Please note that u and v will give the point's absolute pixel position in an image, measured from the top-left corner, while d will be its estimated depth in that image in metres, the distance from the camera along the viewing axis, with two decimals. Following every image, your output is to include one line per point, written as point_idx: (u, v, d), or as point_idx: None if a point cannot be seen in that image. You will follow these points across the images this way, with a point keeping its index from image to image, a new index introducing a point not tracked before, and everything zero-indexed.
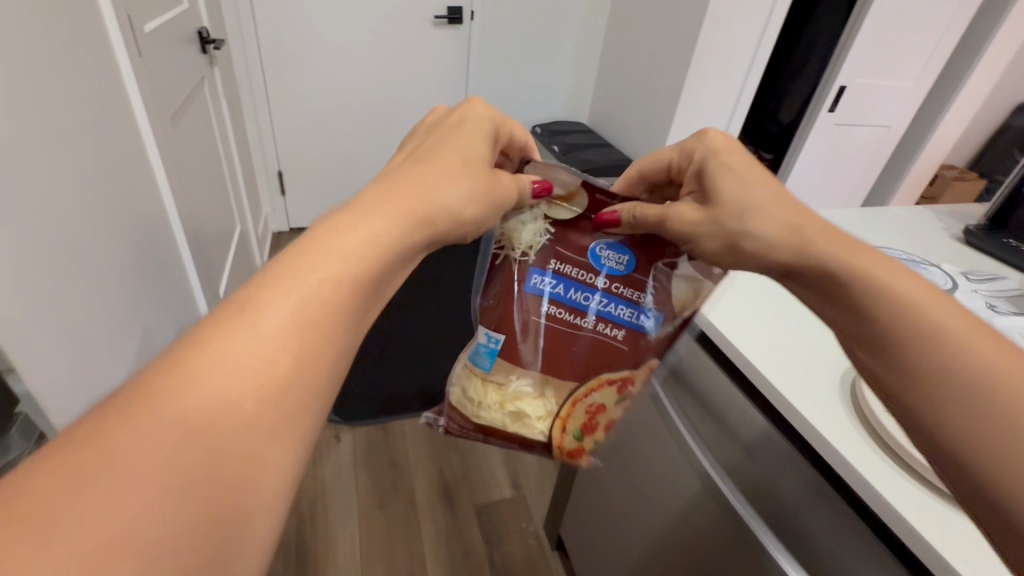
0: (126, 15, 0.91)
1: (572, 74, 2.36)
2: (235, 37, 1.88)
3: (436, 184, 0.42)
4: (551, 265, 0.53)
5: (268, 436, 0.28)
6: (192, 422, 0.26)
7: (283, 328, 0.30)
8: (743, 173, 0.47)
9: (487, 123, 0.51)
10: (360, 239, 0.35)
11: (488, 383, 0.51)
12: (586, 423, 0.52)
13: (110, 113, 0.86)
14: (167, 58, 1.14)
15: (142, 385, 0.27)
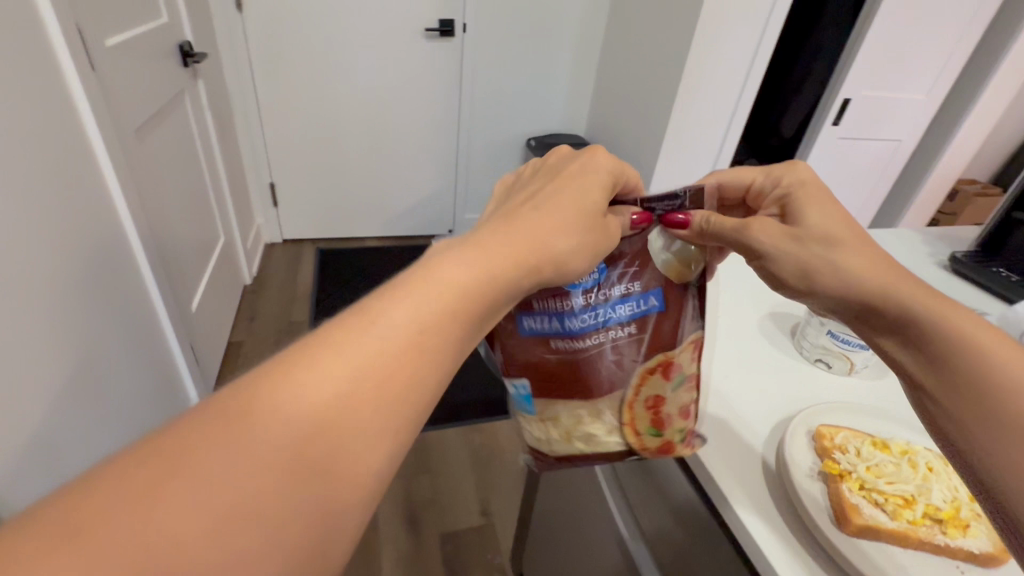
0: (75, 25, 0.89)
1: (568, 85, 2.33)
2: (227, 49, 1.89)
3: (549, 229, 0.39)
4: (540, 305, 0.45)
5: (371, 451, 0.28)
6: (305, 431, 0.26)
7: (391, 355, 0.30)
8: (825, 204, 0.44)
9: (606, 172, 0.45)
10: (471, 272, 0.34)
11: (544, 423, 0.47)
12: (654, 418, 0.46)
13: (60, 127, 0.85)
14: (132, 72, 1.12)
15: (245, 399, 0.27)
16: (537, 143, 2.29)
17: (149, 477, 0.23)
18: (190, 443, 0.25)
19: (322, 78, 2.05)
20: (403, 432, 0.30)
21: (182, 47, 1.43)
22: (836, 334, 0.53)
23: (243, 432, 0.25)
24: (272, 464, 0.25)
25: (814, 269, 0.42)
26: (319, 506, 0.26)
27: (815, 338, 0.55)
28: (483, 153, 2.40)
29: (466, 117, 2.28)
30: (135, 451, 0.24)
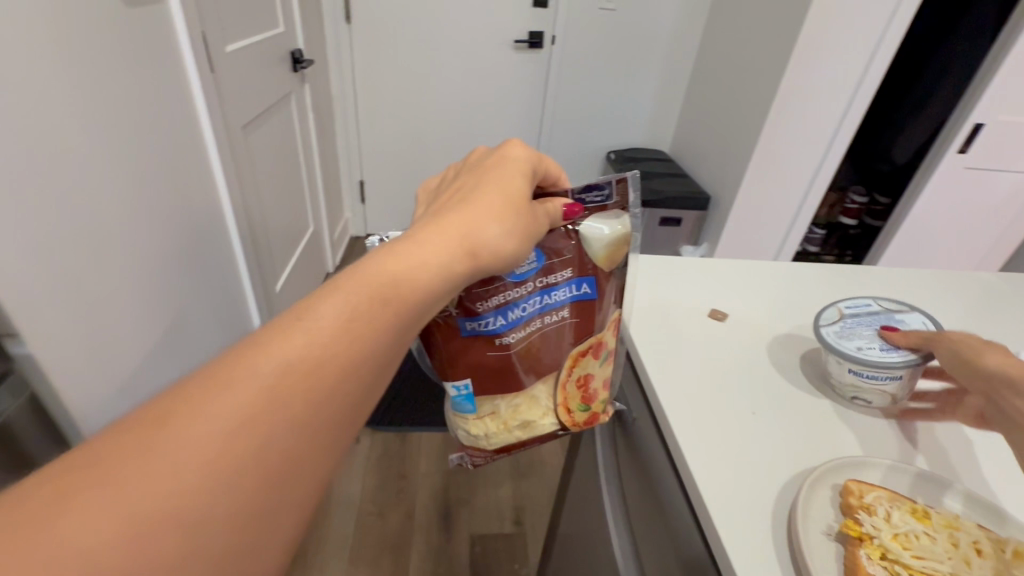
0: (202, 34, 1.03)
1: (654, 99, 2.27)
2: (335, 56, 2.07)
3: (489, 212, 0.38)
4: (480, 304, 0.45)
5: (293, 450, 0.29)
6: (221, 437, 0.27)
7: (317, 352, 0.30)
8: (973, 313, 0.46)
9: (528, 161, 0.44)
10: (409, 263, 0.34)
11: (482, 419, 0.48)
12: (584, 395, 0.51)
13: (175, 120, 0.97)
14: (247, 75, 1.27)
15: (162, 411, 0.27)
16: (616, 157, 2.25)
17: (64, 492, 0.24)
18: (107, 455, 0.25)
19: (414, 85, 2.17)
20: (333, 427, 0.31)
21: (293, 55, 1.59)
22: (859, 372, 0.50)
23: (158, 443, 0.26)
24: (184, 473, 0.25)
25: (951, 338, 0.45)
26: (241, 509, 0.27)
27: (838, 378, 0.53)
28: (562, 164, 2.40)
29: (546, 127, 2.30)
30: (46, 476, 0.25)
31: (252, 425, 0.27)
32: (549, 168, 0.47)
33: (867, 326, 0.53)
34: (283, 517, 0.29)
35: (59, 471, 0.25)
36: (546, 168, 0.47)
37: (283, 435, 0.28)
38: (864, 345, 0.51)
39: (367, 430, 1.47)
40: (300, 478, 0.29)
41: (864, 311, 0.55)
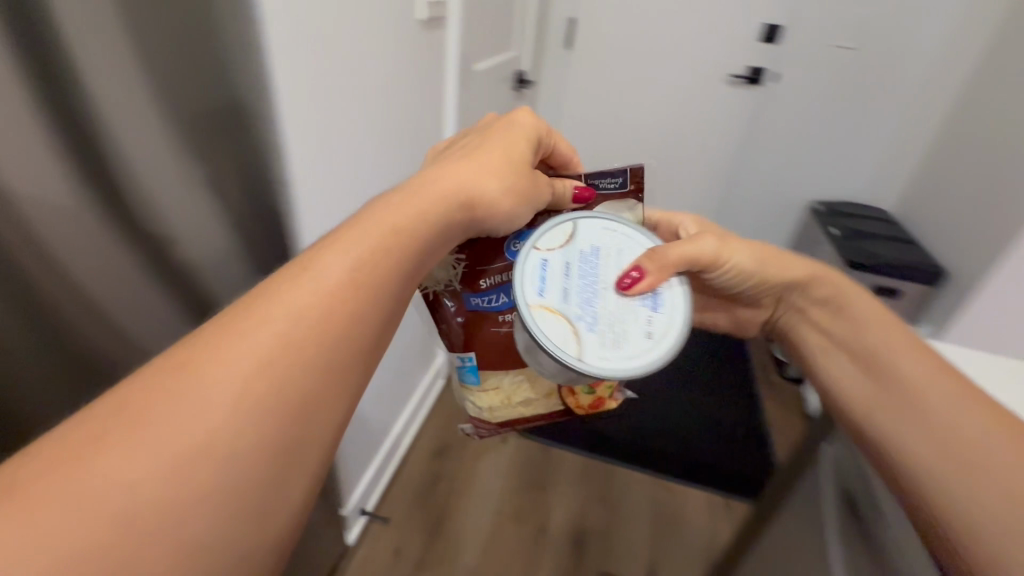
0: (464, 55, 1.17)
1: (885, 151, 1.98)
2: (549, 79, 2.18)
3: (473, 173, 0.49)
4: (483, 284, 0.60)
5: (314, 379, 0.33)
6: (246, 369, 0.31)
7: (325, 292, 0.36)
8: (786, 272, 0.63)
9: (528, 133, 0.57)
10: (401, 218, 0.42)
11: (488, 392, 0.63)
12: (589, 379, 0.61)
13: (430, 128, 1.12)
14: (485, 91, 1.41)
15: (188, 356, 0.31)
16: (823, 209, 2.02)
17: (108, 432, 0.27)
18: (138, 398, 0.29)
19: (615, 111, 2.20)
20: (347, 361, 0.36)
21: (516, 74, 1.70)
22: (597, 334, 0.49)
23: (190, 379, 0.30)
24: (218, 402, 0.30)
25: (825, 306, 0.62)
26: (271, 435, 0.31)
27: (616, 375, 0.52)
28: (755, 208, 2.22)
29: (745, 167, 2.15)
30: (88, 417, 0.28)
31: (276, 361, 0.32)
32: (554, 143, 0.61)
33: (595, 308, 0.50)
34: (314, 440, 0.33)
35: (101, 413, 0.28)
36: (552, 141, 0.61)
37: (304, 367, 0.33)
38: (636, 338, 0.50)
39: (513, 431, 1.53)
40: (323, 404, 0.34)
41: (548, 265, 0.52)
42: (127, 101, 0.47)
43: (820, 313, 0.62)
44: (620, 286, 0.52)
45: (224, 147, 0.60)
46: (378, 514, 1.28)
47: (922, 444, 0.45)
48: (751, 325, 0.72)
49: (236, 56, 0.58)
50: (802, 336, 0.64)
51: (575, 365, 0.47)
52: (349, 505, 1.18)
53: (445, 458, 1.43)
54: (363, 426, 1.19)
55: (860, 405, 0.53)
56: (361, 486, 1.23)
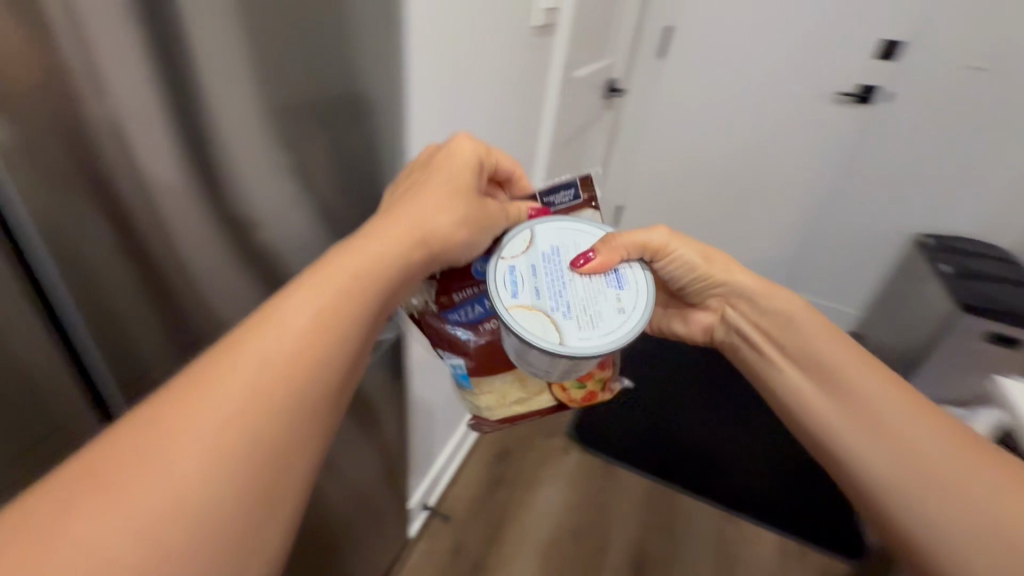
0: (567, 63, 1.16)
1: (1012, 183, 1.78)
2: (637, 88, 2.12)
3: (433, 209, 0.51)
4: (456, 298, 0.59)
5: (285, 420, 0.35)
6: (213, 421, 0.32)
7: (291, 338, 0.37)
8: (737, 275, 0.65)
9: (473, 157, 0.57)
10: (364, 261, 0.44)
11: (482, 394, 0.61)
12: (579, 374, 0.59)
13: (528, 134, 1.12)
14: (579, 99, 1.39)
15: (151, 417, 0.32)
16: (932, 243, 1.85)
17: (87, 503, 0.28)
18: (106, 463, 0.30)
19: (704, 124, 2.11)
20: (316, 400, 0.37)
21: (608, 82, 1.66)
22: (569, 316, 0.51)
23: (158, 437, 0.31)
24: (189, 455, 0.31)
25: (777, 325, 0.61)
26: (243, 479, 0.32)
27: (596, 361, 0.54)
28: (849, 236, 2.07)
29: (843, 191, 2.01)
30: (55, 485, 0.29)
31: (247, 413, 0.34)
32: (497, 161, 0.62)
33: (565, 296, 0.53)
34: (290, 479, 0.35)
35: (68, 479, 0.29)
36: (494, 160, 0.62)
37: (272, 412, 0.34)
38: (607, 317, 0.52)
39: (576, 445, 1.51)
40: (294, 442, 0.36)
41: (517, 270, 0.54)
42: (229, 87, 0.45)
43: (764, 323, 0.63)
44: (576, 268, 0.55)
45: (346, 139, 0.62)
46: (439, 511, 1.29)
47: (893, 471, 0.48)
48: (696, 329, 0.71)
49: (372, 56, 0.60)
50: (748, 346, 0.64)
51: (558, 350, 0.48)
52: (414, 499, 1.20)
53: (507, 463, 1.43)
54: (432, 423, 1.21)
55: (824, 424, 0.54)
56: (426, 481, 1.25)
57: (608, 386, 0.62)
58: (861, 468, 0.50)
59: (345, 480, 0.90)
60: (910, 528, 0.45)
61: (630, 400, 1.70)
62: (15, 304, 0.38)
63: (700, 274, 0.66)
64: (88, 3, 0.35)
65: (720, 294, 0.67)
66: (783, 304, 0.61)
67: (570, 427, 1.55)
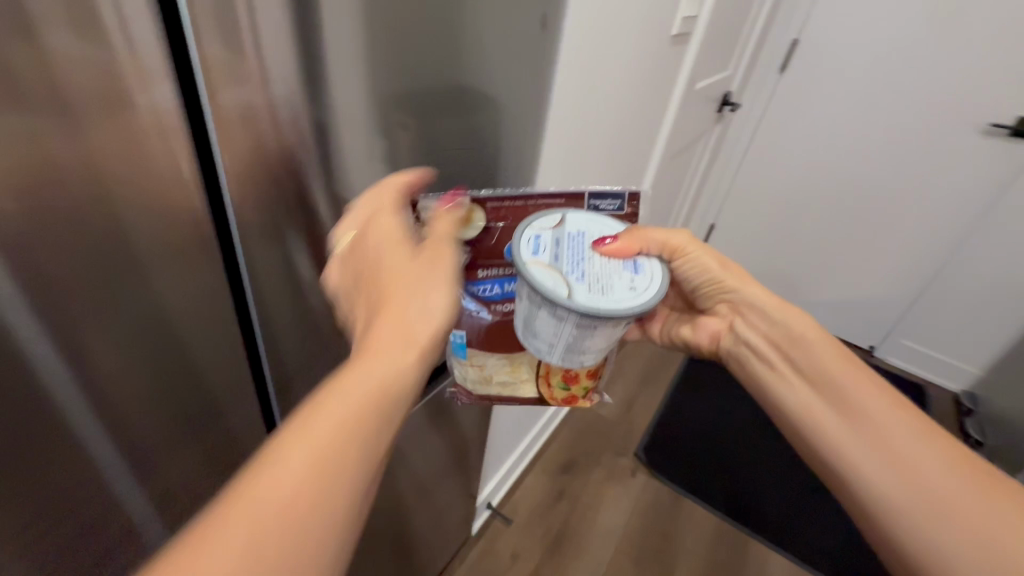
0: (691, 75, 1.11)
1: None
2: (751, 102, 2.00)
3: (399, 284, 0.41)
4: (480, 274, 0.54)
5: (340, 516, 0.32)
6: (270, 521, 0.29)
7: (343, 428, 0.33)
8: (750, 287, 0.60)
9: (390, 215, 0.46)
10: (407, 340, 0.38)
11: (471, 366, 0.59)
12: (567, 377, 0.58)
13: (642, 147, 1.08)
14: (694, 112, 1.33)
15: (209, 516, 0.29)
16: None
17: None
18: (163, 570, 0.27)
19: (821, 147, 1.96)
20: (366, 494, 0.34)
21: (723, 95, 1.59)
22: (585, 286, 0.45)
23: (213, 542, 0.28)
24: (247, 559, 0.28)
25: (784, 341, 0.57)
26: None
27: (605, 338, 0.47)
28: (979, 286, 1.84)
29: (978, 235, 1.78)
30: None
31: (322, 482, 0.31)
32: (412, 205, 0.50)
33: (584, 260, 0.46)
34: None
35: None
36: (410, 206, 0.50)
37: (325, 508, 0.31)
38: (619, 287, 0.46)
39: (644, 468, 1.46)
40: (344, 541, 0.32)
41: (543, 238, 0.47)
42: (373, 101, 0.46)
43: (772, 337, 0.58)
44: (598, 243, 0.48)
45: (483, 138, 0.63)
46: (501, 511, 1.30)
47: (895, 485, 0.46)
48: (702, 335, 0.64)
49: (519, 57, 0.60)
50: (759, 361, 0.59)
51: (563, 304, 0.43)
52: (480, 497, 1.21)
53: (572, 475, 1.41)
54: (508, 423, 1.21)
55: (827, 440, 0.51)
56: (493, 480, 1.26)
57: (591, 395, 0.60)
58: (866, 488, 0.48)
59: (422, 466, 0.93)
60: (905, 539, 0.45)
61: (706, 432, 1.62)
62: (208, 305, 0.42)
63: (713, 280, 0.61)
64: (280, 22, 0.36)
65: (730, 301, 0.61)
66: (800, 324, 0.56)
67: (640, 451, 1.50)
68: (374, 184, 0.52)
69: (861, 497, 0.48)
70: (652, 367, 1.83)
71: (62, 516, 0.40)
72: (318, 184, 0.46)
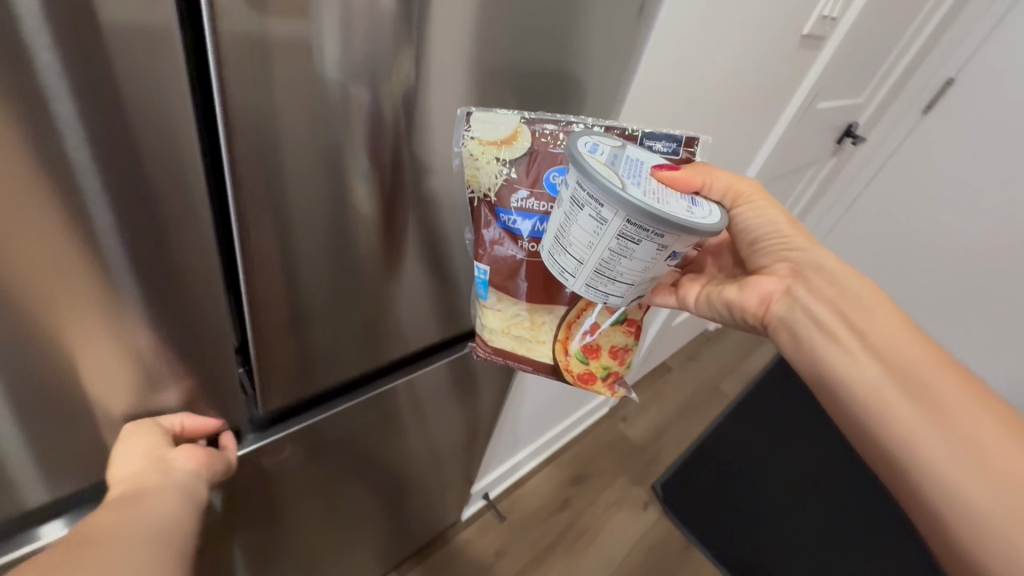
0: (819, 86, 0.99)
1: None
2: (877, 143, 1.81)
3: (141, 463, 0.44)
4: (515, 203, 0.48)
5: (171, 503, 0.40)
6: (129, 512, 0.37)
7: (142, 480, 0.41)
8: (817, 250, 0.50)
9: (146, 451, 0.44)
10: (146, 441, 0.44)
11: (491, 310, 0.53)
12: (587, 345, 0.52)
13: (743, 154, 0.98)
14: (812, 131, 1.19)
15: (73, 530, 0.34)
16: None
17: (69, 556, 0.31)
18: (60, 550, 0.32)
19: (948, 207, 1.72)
20: (185, 496, 0.42)
21: (849, 125, 1.42)
22: (638, 186, 0.37)
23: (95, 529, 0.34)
24: (134, 525, 0.36)
25: (855, 312, 0.47)
26: (170, 527, 0.38)
27: (643, 265, 0.39)
28: None
29: None
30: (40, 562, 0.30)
31: (144, 495, 0.39)
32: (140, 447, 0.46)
33: (641, 175, 0.39)
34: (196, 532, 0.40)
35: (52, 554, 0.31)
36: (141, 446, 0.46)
37: (155, 502, 0.39)
38: (678, 205, 0.37)
39: (658, 504, 1.36)
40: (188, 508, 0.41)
41: (597, 141, 0.40)
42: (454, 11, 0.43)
43: (837, 309, 0.48)
44: (658, 168, 0.41)
45: (566, 98, 0.58)
46: (497, 506, 1.24)
47: (970, 475, 0.39)
48: (749, 296, 0.53)
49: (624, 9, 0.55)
50: (819, 337, 0.48)
51: (613, 196, 0.35)
52: (480, 483, 1.17)
53: (580, 489, 1.33)
54: (529, 415, 1.15)
55: (886, 424, 0.44)
56: (497, 471, 1.20)
57: (609, 385, 0.54)
58: (931, 481, 0.41)
59: (426, 432, 0.89)
60: (1017, 555, 0.37)
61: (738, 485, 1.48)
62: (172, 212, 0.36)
63: (776, 232, 0.51)
64: None
65: (793, 259, 0.50)
66: (878, 295, 0.47)
67: (658, 484, 1.38)
68: (439, 113, 0.49)
69: (936, 496, 0.41)
70: (696, 401, 1.69)
71: (54, 421, 0.41)
72: (375, 97, 0.43)
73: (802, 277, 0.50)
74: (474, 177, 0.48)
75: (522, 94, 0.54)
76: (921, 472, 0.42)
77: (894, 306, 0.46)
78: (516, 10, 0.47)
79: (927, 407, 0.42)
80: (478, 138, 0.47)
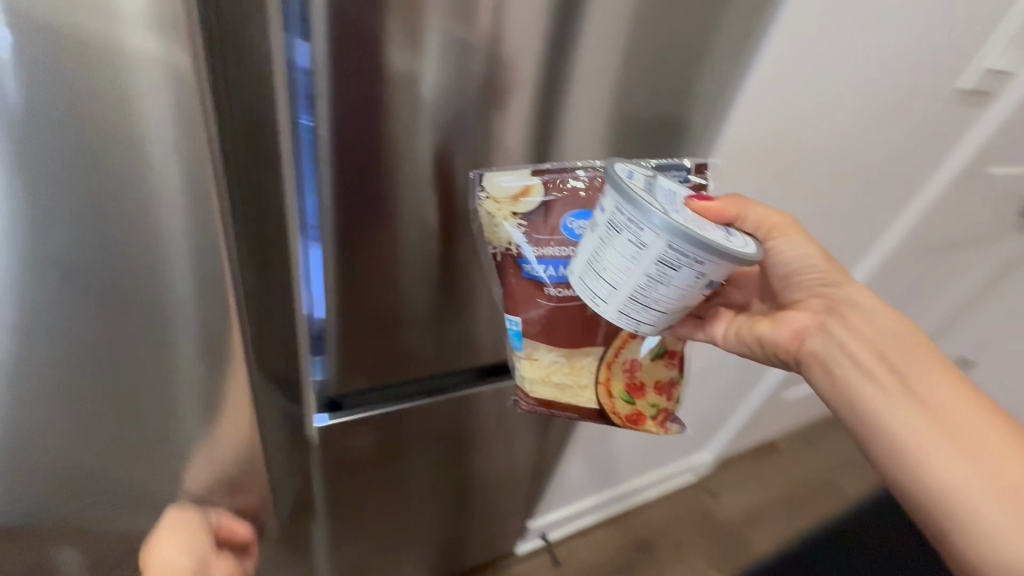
0: (990, 147, 0.87)
1: None
2: None
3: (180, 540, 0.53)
4: (537, 253, 0.50)
5: None
6: None
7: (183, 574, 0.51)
8: (851, 287, 0.52)
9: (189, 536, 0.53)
10: (184, 543, 0.53)
11: (529, 360, 0.54)
12: (628, 384, 0.55)
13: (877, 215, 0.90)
14: (981, 201, 1.03)
15: None
16: None
17: None
18: None
19: None
20: None
21: None
22: (676, 211, 0.38)
23: None
24: None
25: (897, 355, 0.48)
26: None
27: (681, 294, 0.39)
28: None
29: None
30: None
31: None
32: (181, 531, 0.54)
33: (677, 202, 0.40)
34: None
35: None
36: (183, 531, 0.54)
37: None
38: (716, 233, 0.39)
39: None
40: None
41: (634, 167, 0.41)
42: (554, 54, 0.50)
43: (879, 353, 0.49)
44: (692, 198, 0.42)
45: (658, 127, 0.60)
46: (553, 549, 1.20)
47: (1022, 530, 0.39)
48: (783, 331, 0.54)
49: (716, 41, 0.57)
50: (858, 377, 0.49)
51: (653, 220, 0.36)
52: (540, 519, 1.15)
53: (646, 557, 1.23)
54: (598, 459, 1.12)
55: (932, 473, 0.43)
56: (559, 512, 1.18)
57: (653, 422, 0.57)
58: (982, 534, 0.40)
59: (490, 447, 0.92)
60: None
61: None
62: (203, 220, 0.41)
63: (813, 267, 0.52)
64: None
65: (829, 296, 0.52)
66: (913, 333, 0.49)
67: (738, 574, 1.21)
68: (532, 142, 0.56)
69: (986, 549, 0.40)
70: (802, 491, 1.48)
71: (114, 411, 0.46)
72: (473, 109, 0.51)
73: (837, 315, 0.51)
74: (496, 233, 0.50)
75: (613, 123, 0.58)
76: (970, 522, 0.41)
77: (929, 345, 0.48)
78: (611, 44, 0.52)
79: (975, 456, 0.42)
80: (491, 197, 0.49)
